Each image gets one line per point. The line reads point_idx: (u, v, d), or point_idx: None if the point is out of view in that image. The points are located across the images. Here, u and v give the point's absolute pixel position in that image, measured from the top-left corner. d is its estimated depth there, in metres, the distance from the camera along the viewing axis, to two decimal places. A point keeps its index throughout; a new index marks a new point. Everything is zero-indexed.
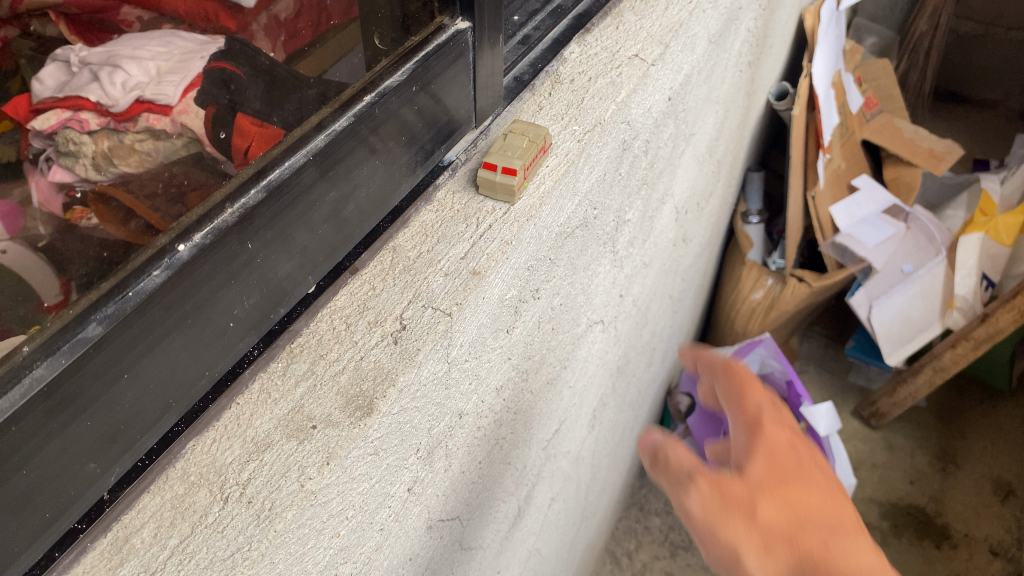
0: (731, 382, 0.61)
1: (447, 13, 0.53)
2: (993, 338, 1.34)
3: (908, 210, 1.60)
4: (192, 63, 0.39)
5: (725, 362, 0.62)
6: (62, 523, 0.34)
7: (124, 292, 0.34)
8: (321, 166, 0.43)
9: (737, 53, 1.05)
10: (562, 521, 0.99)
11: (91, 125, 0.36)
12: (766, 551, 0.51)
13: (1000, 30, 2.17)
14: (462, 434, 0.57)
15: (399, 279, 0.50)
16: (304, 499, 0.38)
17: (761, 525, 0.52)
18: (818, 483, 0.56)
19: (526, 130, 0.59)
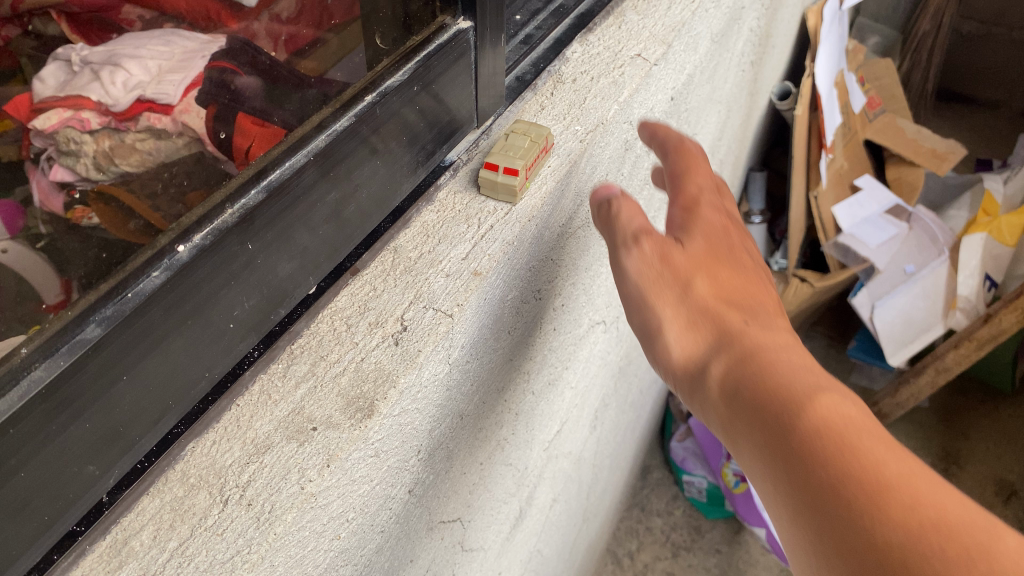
0: (680, 165, 0.54)
1: (448, 13, 0.53)
2: (997, 337, 1.31)
3: (910, 210, 1.61)
4: (192, 63, 0.40)
5: (678, 144, 0.55)
6: (62, 526, 0.34)
7: (123, 293, 0.34)
8: (322, 166, 0.43)
9: (740, 52, 1.05)
10: (564, 522, 0.99)
11: (93, 125, 0.35)
12: (691, 322, 0.46)
13: (1003, 30, 2.16)
14: (463, 436, 0.57)
15: (401, 280, 0.49)
16: (304, 501, 0.38)
17: (695, 299, 0.47)
18: (747, 263, 0.51)
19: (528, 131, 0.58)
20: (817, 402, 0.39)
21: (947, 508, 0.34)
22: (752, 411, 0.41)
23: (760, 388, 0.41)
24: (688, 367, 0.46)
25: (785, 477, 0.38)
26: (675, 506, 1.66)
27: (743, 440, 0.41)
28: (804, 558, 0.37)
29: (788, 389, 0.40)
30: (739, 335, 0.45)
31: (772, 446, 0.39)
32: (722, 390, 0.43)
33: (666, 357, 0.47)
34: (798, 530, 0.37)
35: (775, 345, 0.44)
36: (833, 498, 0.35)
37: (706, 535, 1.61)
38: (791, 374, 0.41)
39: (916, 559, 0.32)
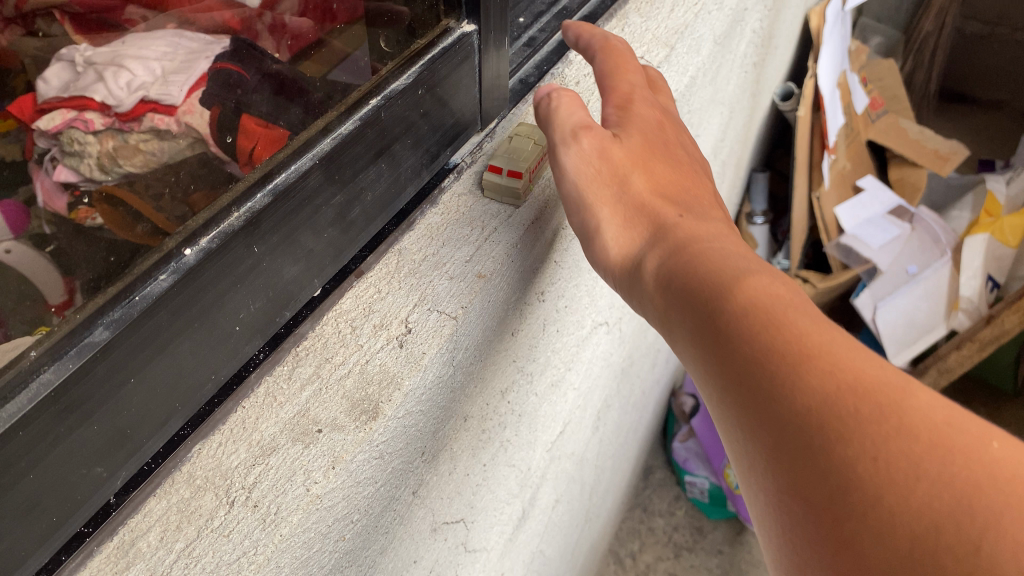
0: (609, 65, 0.57)
1: (453, 16, 0.52)
2: (999, 339, 1.31)
3: (914, 211, 1.61)
4: (196, 64, 0.40)
5: (602, 46, 0.58)
6: (70, 526, 0.34)
7: (131, 297, 0.34)
8: (327, 170, 0.43)
9: (743, 54, 1.05)
10: (566, 523, 0.99)
11: (96, 125, 0.36)
12: (625, 219, 0.49)
13: (1006, 30, 2.16)
14: (467, 437, 0.57)
15: (406, 282, 0.49)
16: (309, 503, 0.39)
17: (630, 192, 0.50)
18: (681, 166, 0.54)
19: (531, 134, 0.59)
20: (743, 280, 0.40)
21: (862, 367, 0.35)
22: (681, 294, 0.43)
23: (688, 273, 0.43)
24: (625, 264, 0.48)
25: (710, 353, 0.40)
26: (677, 507, 1.66)
27: (676, 326, 0.43)
28: (730, 429, 0.39)
29: (715, 271, 0.42)
30: (673, 229, 0.47)
31: (698, 324, 0.41)
32: (656, 281, 0.45)
33: (606, 256, 0.50)
34: (723, 402, 0.39)
35: (706, 238, 0.46)
36: (754, 364, 0.37)
37: (708, 536, 1.61)
38: (720, 260, 0.43)
39: (827, 412, 0.33)
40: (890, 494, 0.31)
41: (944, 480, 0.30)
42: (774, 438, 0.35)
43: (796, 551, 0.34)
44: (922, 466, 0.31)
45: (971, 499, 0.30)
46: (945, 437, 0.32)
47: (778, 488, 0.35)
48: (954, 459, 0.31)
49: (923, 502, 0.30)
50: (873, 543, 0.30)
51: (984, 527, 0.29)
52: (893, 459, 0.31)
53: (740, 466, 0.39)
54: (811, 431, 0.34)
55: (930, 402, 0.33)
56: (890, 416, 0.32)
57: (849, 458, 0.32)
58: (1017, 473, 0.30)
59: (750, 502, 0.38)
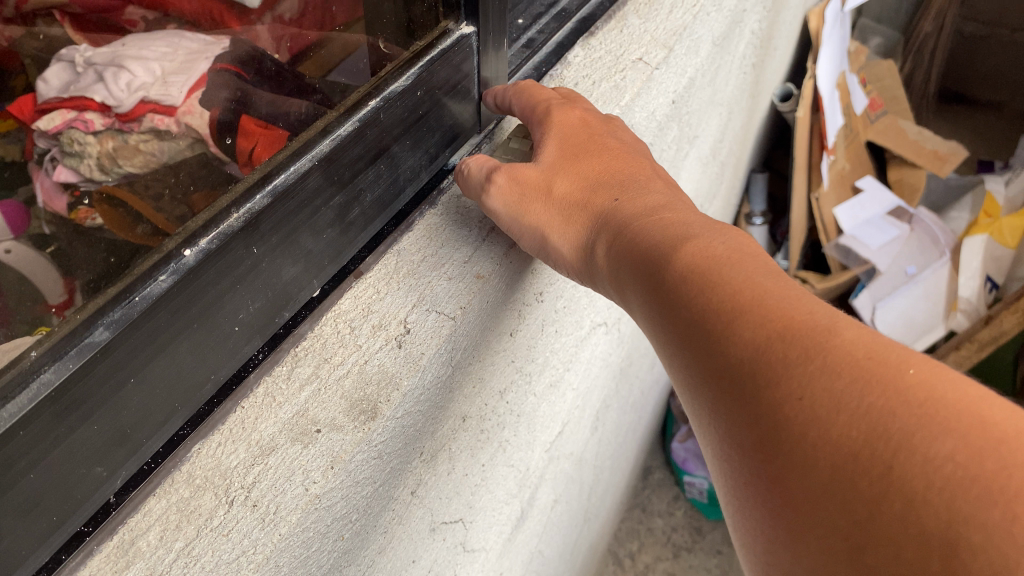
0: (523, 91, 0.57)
1: (452, 18, 0.52)
2: (998, 340, 1.33)
3: (913, 213, 1.61)
4: (196, 64, 0.40)
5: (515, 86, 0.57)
6: (70, 525, 0.34)
7: (130, 297, 0.34)
8: (326, 171, 0.43)
9: (741, 55, 1.06)
10: (565, 523, 0.99)
11: (96, 126, 0.36)
12: (569, 216, 0.50)
13: (1005, 31, 2.16)
14: (466, 437, 0.57)
15: (404, 282, 0.49)
16: (308, 503, 0.39)
17: (558, 196, 0.51)
18: (618, 156, 0.53)
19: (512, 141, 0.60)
20: (682, 248, 0.42)
21: (790, 317, 0.36)
22: (628, 268, 0.45)
23: (633, 244, 0.45)
24: (579, 257, 0.50)
25: (660, 321, 0.42)
26: (676, 507, 1.66)
27: (631, 299, 0.45)
28: (683, 388, 0.41)
29: (657, 243, 0.44)
30: (617, 210, 0.48)
31: (646, 296, 0.43)
32: (607, 263, 0.47)
33: (560, 256, 0.51)
34: (674, 365, 0.41)
35: (648, 210, 0.47)
36: (695, 323, 0.39)
37: (707, 536, 1.61)
38: (663, 229, 0.45)
39: (757, 364, 0.36)
40: (813, 431, 0.33)
41: (862, 412, 0.32)
42: (716, 392, 0.38)
43: (744, 491, 0.37)
44: (843, 401, 0.32)
45: (886, 426, 0.31)
46: (865, 370, 0.33)
47: (724, 437, 0.38)
48: (873, 391, 0.32)
49: (843, 434, 0.32)
50: (801, 479, 0.33)
51: (897, 450, 0.30)
52: (815, 397, 0.33)
53: (696, 422, 0.41)
54: (743, 383, 0.36)
55: (854, 339, 0.34)
56: (814, 359, 0.34)
57: (777, 402, 0.34)
58: (932, 396, 0.31)
59: (707, 454, 0.41)
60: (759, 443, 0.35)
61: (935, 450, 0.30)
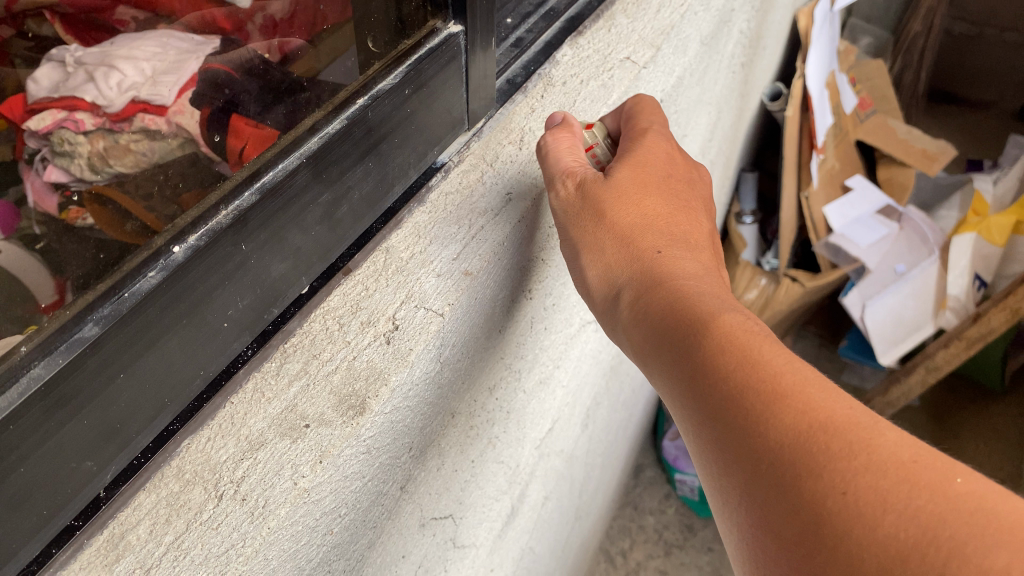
0: (637, 110, 0.63)
1: (439, 17, 0.53)
2: (985, 337, 1.33)
3: (902, 210, 1.63)
4: (186, 65, 0.41)
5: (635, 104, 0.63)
6: (60, 519, 0.35)
7: (120, 294, 0.34)
8: (314, 168, 0.43)
9: (730, 55, 1.07)
10: (556, 520, 1.00)
11: (87, 126, 0.37)
12: (614, 253, 0.53)
13: (994, 31, 2.19)
14: (454, 433, 0.59)
15: (392, 281, 0.49)
16: (297, 496, 0.40)
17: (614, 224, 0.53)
18: (686, 203, 0.58)
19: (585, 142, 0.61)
20: (715, 320, 0.44)
21: (830, 410, 0.38)
22: (659, 335, 0.47)
23: (664, 309, 0.47)
24: (607, 301, 0.53)
25: (688, 393, 0.44)
26: (667, 505, 1.67)
27: (651, 364, 0.48)
28: (709, 468, 0.42)
29: (691, 311, 0.46)
30: (651, 264, 0.51)
31: (675, 364, 0.45)
32: (631, 310, 0.50)
33: (591, 290, 0.55)
34: (702, 443, 0.42)
35: (678, 278, 0.50)
36: (729, 401, 0.41)
37: (699, 533, 1.62)
38: (695, 298, 0.47)
39: (795, 452, 0.37)
40: (859, 529, 0.34)
41: (911, 515, 0.33)
42: (749, 474, 0.39)
43: None
44: (889, 502, 0.34)
45: (937, 532, 0.32)
46: (912, 473, 0.34)
47: (757, 522, 0.38)
48: (920, 494, 0.34)
49: (891, 537, 0.33)
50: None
51: (948, 559, 0.31)
52: (861, 495, 0.34)
53: (720, 505, 0.42)
54: (782, 472, 0.37)
55: (897, 441, 0.36)
56: (859, 456, 0.36)
57: (820, 495, 0.35)
58: (983, 507, 0.33)
59: (730, 535, 0.42)
60: (800, 537, 0.36)
61: (988, 562, 0.31)
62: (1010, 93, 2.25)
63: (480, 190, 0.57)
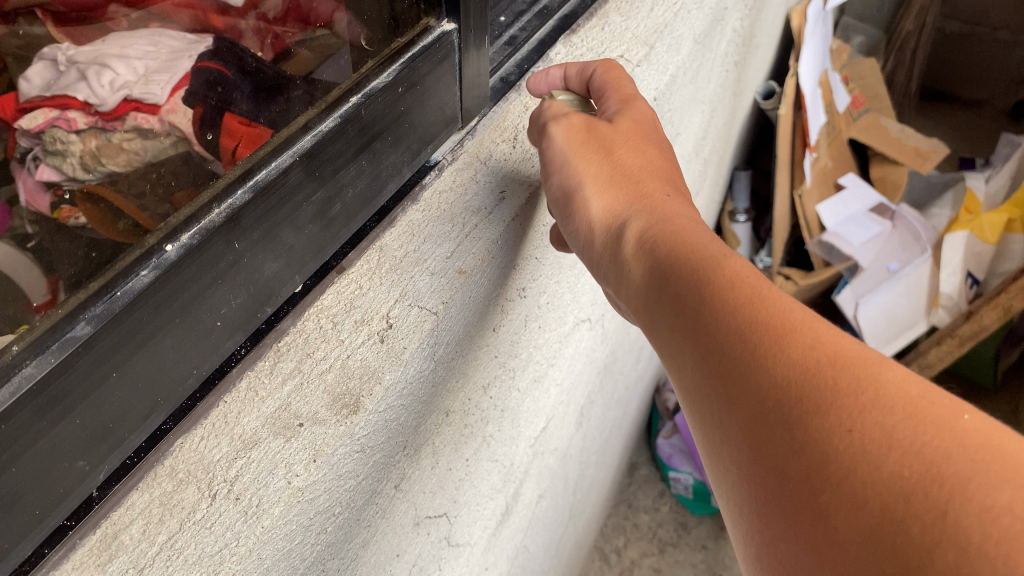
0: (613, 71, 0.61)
1: (433, 15, 0.53)
2: (977, 335, 1.35)
3: (894, 209, 1.62)
4: (179, 63, 0.41)
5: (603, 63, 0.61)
6: (53, 519, 0.34)
7: (113, 292, 0.34)
8: (308, 166, 0.43)
9: (723, 53, 1.07)
10: (550, 519, 1.00)
11: (79, 125, 0.36)
12: (621, 188, 0.55)
13: (985, 30, 2.20)
14: (450, 432, 0.59)
15: (386, 280, 0.49)
16: (291, 495, 0.41)
17: (617, 159, 0.56)
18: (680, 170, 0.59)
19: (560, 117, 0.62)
20: (725, 262, 0.45)
21: (838, 349, 0.37)
22: (666, 274, 0.47)
23: (671, 250, 0.48)
24: (608, 240, 0.54)
25: (691, 332, 0.43)
26: (661, 503, 1.68)
27: (653, 310, 0.48)
28: (706, 410, 0.42)
29: (700, 252, 0.46)
30: (660, 210, 0.52)
31: (680, 304, 0.45)
32: (635, 244, 0.51)
33: (588, 221, 0.55)
34: (703, 384, 0.42)
35: (686, 224, 0.50)
36: (737, 336, 0.40)
37: (693, 531, 1.62)
38: (706, 241, 0.48)
39: (803, 389, 0.36)
40: (864, 467, 0.33)
41: (916, 451, 0.32)
42: (754, 413, 0.38)
43: (776, 525, 0.36)
44: (896, 438, 0.33)
45: (941, 468, 0.31)
46: (920, 411, 0.33)
47: (757, 462, 0.38)
48: (927, 430, 0.33)
49: (896, 473, 0.32)
50: (847, 515, 0.33)
51: (951, 496, 0.30)
52: (868, 432, 0.34)
53: (717, 449, 0.41)
54: (788, 408, 0.37)
55: (902, 380, 0.35)
56: (867, 392, 0.35)
57: (825, 432, 0.35)
58: (990, 444, 0.32)
59: (726, 482, 0.41)
60: (804, 476, 0.35)
61: (992, 501, 0.30)
62: (1001, 92, 2.27)
63: (472, 189, 0.57)
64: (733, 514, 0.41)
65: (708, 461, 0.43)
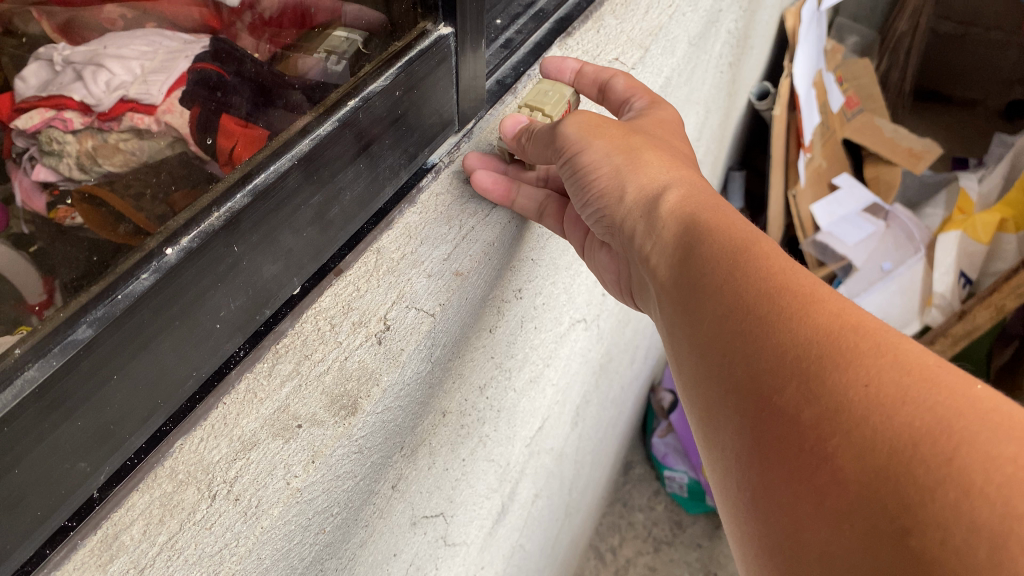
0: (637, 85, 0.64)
1: (430, 19, 0.54)
2: (971, 334, 1.36)
3: (887, 209, 1.66)
4: (176, 64, 0.39)
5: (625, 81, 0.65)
6: (54, 520, 0.35)
7: (114, 295, 0.35)
8: (306, 170, 0.44)
9: (718, 55, 1.08)
10: (546, 517, 1.00)
11: (76, 125, 0.35)
12: (655, 165, 0.54)
13: (979, 30, 2.21)
14: (445, 433, 0.59)
15: (384, 280, 0.50)
16: (290, 496, 0.40)
17: (627, 131, 0.56)
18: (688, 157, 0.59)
19: (544, 104, 0.61)
20: (758, 238, 0.45)
21: (860, 317, 0.38)
22: (694, 239, 0.47)
23: (700, 221, 0.48)
24: (642, 202, 0.52)
25: (714, 292, 0.43)
26: (656, 502, 1.69)
27: (670, 274, 0.48)
28: (714, 365, 0.41)
29: (734, 226, 0.46)
30: (698, 188, 0.52)
31: (705, 267, 0.45)
32: (675, 212, 0.49)
33: (625, 187, 0.53)
34: (717, 340, 0.42)
35: (722, 204, 0.50)
36: (763, 298, 0.40)
37: (688, 529, 1.63)
38: (735, 219, 0.48)
39: (823, 346, 0.36)
40: (877, 417, 0.33)
41: (928, 406, 0.33)
42: (770, 366, 0.38)
43: (776, 475, 0.36)
44: (910, 393, 0.33)
45: (950, 422, 0.32)
46: (934, 374, 0.34)
47: (765, 412, 0.38)
48: (941, 391, 0.33)
49: (906, 423, 0.32)
50: (853, 459, 0.33)
51: (958, 444, 0.31)
52: (883, 387, 0.34)
53: (717, 403, 0.41)
54: (806, 362, 0.36)
55: (919, 350, 0.36)
56: (885, 354, 0.35)
57: (841, 385, 0.35)
58: (998, 407, 0.32)
59: (724, 439, 0.41)
60: (813, 424, 0.35)
61: (997, 450, 0.30)
62: (994, 92, 2.28)
63: (468, 192, 0.58)
64: (725, 464, 0.40)
65: (705, 422, 0.43)
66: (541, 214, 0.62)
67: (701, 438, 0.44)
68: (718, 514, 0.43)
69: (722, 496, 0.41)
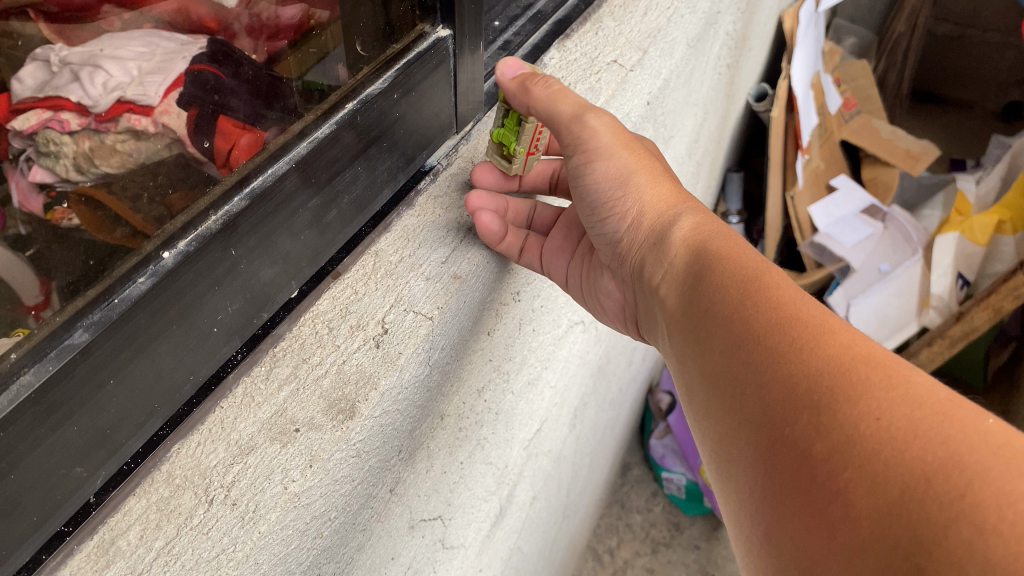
0: None
1: (428, 21, 0.53)
2: (968, 336, 1.35)
3: (886, 209, 1.67)
4: (174, 65, 0.38)
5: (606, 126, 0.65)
6: (52, 525, 0.35)
7: (110, 299, 0.35)
8: (304, 173, 0.44)
9: (716, 56, 1.08)
10: (544, 520, 1.01)
11: (73, 126, 0.34)
12: (669, 189, 0.54)
13: (977, 32, 2.21)
14: (444, 436, 0.59)
15: (381, 284, 0.50)
16: (288, 500, 0.39)
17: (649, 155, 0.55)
18: None
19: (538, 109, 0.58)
20: (771, 269, 0.45)
21: (872, 348, 0.38)
22: (705, 266, 0.47)
23: (710, 249, 0.48)
24: (656, 230, 0.52)
25: (725, 323, 0.43)
26: (654, 503, 1.69)
27: (679, 300, 0.48)
28: (725, 395, 0.42)
29: (746, 255, 0.46)
30: (714, 218, 0.51)
31: (715, 295, 0.45)
32: (686, 240, 0.49)
33: (644, 209, 0.53)
34: (729, 370, 0.42)
35: (736, 233, 0.50)
36: (776, 331, 0.40)
37: (686, 531, 1.63)
38: (747, 247, 0.48)
39: (835, 379, 0.36)
40: (889, 451, 0.33)
41: (939, 440, 0.33)
42: (782, 398, 0.38)
43: (789, 505, 0.36)
44: (921, 428, 0.33)
45: (962, 456, 0.32)
46: (945, 409, 0.34)
47: (776, 444, 0.38)
48: (952, 425, 0.33)
49: (917, 458, 0.32)
50: (864, 494, 0.33)
51: (971, 480, 0.31)
52: (895, 422, 0.34)
53: (730, 432, 0.41)
54: (819, 395, 0.36)
55: (931, 383, 0.36)
56: (896, 388, 0.35)
57: (853, 419, 0.35)
58: (1010, 440, 0.32)
59: (735, 467, 0.41)
60: (824, 456, 0.35)
61: (1010, 485, 0.30)
62: (992, 94, 2.29)
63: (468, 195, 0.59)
64: (739, 496, 0.41)
65: (715, 447, 0.43)
66: (522, 250, 0.61)
67: (712, 466, 0.44)
68: (727, 535, 0.44)
69: (734, 520, 0.42)
